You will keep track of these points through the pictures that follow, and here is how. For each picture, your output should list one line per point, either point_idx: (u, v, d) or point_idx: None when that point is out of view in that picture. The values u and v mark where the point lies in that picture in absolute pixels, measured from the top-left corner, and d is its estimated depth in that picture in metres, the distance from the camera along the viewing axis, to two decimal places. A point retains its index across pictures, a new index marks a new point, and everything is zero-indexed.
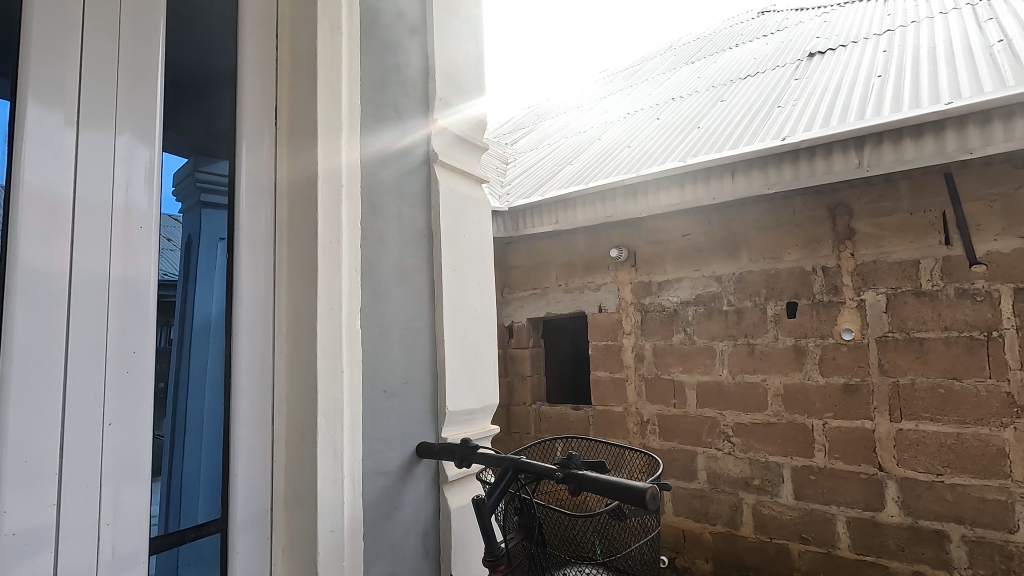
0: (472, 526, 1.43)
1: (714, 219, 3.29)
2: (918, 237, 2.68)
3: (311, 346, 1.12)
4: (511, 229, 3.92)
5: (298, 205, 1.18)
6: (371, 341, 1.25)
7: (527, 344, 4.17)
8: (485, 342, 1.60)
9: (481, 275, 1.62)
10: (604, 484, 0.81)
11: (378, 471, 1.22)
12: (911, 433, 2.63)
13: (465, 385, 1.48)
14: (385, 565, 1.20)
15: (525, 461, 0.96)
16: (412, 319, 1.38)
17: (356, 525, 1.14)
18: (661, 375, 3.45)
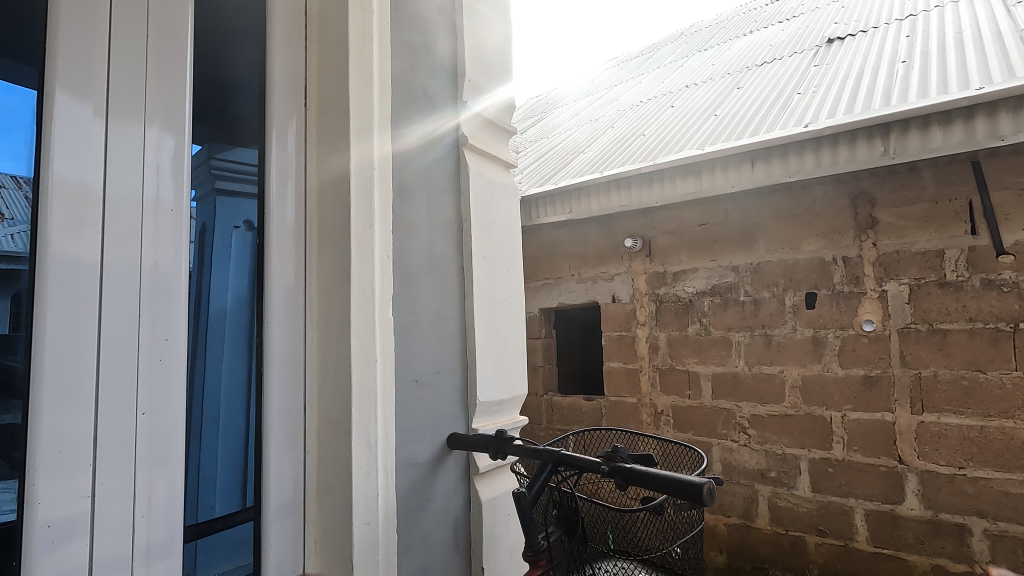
0: (500, 518, 1.41)
1: (731, 209, 3.24)
2: (942, 227, 2.63)
3: (344, 335, 1.09)
4: (524, 219, 3.89)
5: (330, 189, 1.15)
6: (403, 332, 1.23)
7: (539, 335, 4.15)
8: (512, 331, 1.57)
9: (507, 263, 1.58)
10: (658, 479, 0.80)
11: (410, 462, 1.20)
12: (933, 426, 2.60)
13: (493, 376, 1.46)
14: (417, 558, 1.19)
15: (567, 455, 0.96)
16: (443, 308, 1.35)
17: (390, 517, 1.12)
18: (675, 366, 3.42)
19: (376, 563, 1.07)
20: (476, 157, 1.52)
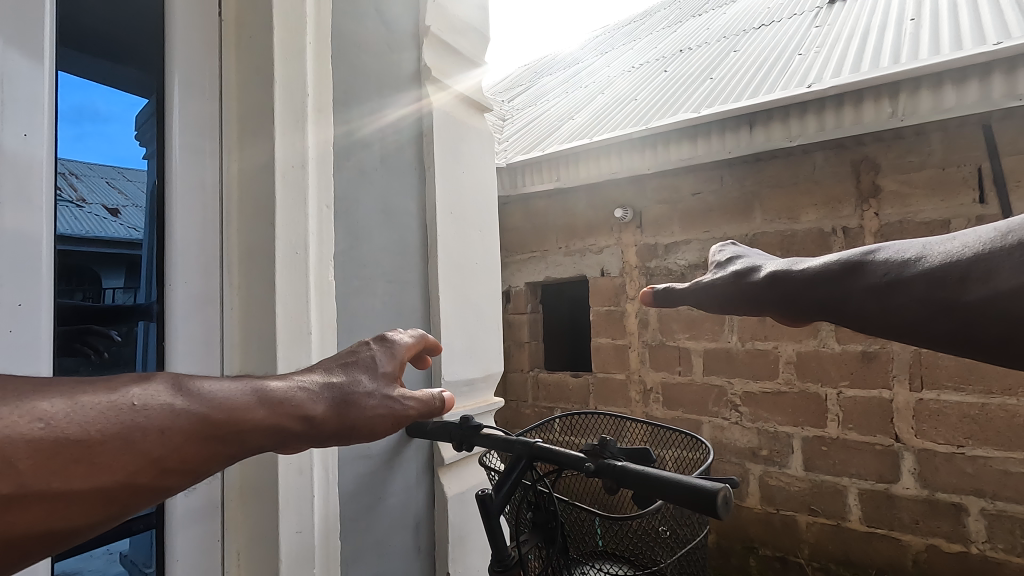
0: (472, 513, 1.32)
1: (727, 177, 3.08)
2: (949, 196, 2.48)
3: (267, 298, 1.03)
4: (509, 187, 3.71)
5: (251, 138, 1.06)
6: (350, 307, 1.19)
7: (524, 310, 4.00)
8: (485, 305, 1.53)
9: (475, 241, 1.52)
10: (652, 483, 0.69)
11: (358, 455, 1.10)
12: (932, 403, 2.50)
13: (462, 352, 1.44)
14: (364, 562, 1.08)
15: (544, 448, 0.83)
16: (394, 285, 1.31)
17: (331, 517, 1.01)
18: (665, 342, 3.29)
19: (313, 571, 0.96)
20: (442, 119, 1.45)
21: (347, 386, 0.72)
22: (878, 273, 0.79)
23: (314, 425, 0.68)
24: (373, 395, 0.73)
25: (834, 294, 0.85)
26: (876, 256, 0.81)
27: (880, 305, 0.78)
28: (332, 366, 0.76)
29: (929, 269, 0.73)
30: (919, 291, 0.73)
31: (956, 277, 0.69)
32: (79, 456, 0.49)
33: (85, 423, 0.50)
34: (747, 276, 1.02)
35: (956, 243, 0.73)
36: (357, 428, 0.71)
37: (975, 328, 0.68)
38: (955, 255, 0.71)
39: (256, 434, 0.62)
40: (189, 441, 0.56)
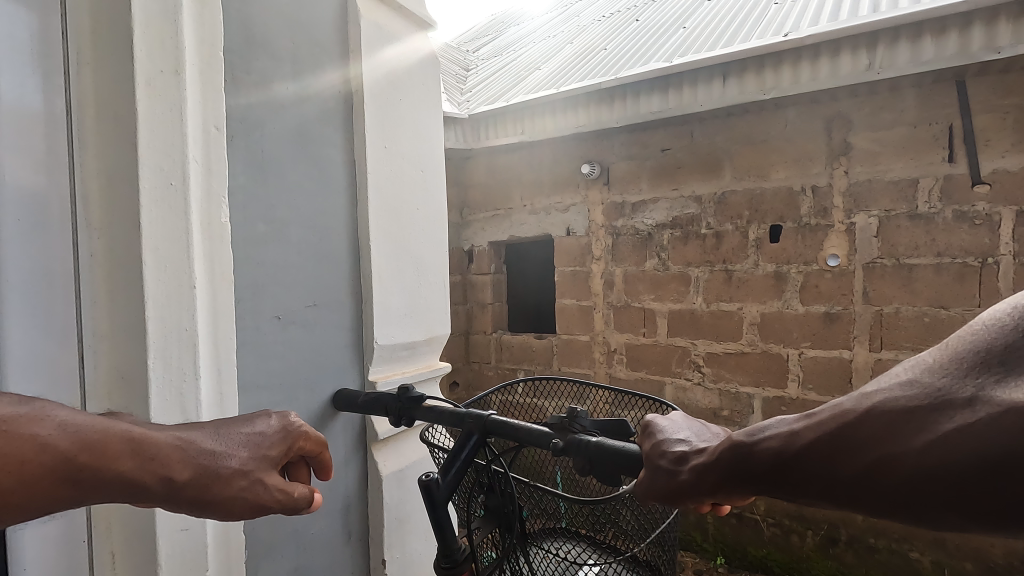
0: (410, 493, 1.40)
1: (698, 132, 2.96)
2: (919, 154, 2.43)
3: (134, 242, 0.85)
4: (472, 140, 3.52)
5: (111, 42, 0.85)
6: (256, 261, 1.06)
7: (488, 271, 3.87)
8: (428, 257, 1.44)
9: (414, 191, 1.40)
10: (616, 459, 0.76)
11: None
12: (890, 363, 2.51)
13: (401, 311, 1.34)
14: (277, 553, 1.10)
15: (499, 422, 0.88)
16: (312, 235, 1.17)
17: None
18: (630, 303, 3.23)
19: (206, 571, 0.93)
20: (373, 46, 1.30)
21: (222, 457, 0.70)
22: (769, 448, 0.59)
23: (174, 487, 0.64)
24: (244, 477, 0.71)
25: (738, 479, 0.62)
26: (761, 430, 0.62)
27: (785, 483, 0.58)
28: (216, 429, 0.73)
29: (822, 439, 0.55)
30: (814, 466, 0.55)
31: (852, 442, 0.53)
32: None
33: None
34: (657, 443, 0.72)
35: (843, 403, 0.57)
36: (212, 505, 0.68)
37: (883, 506, 0.52)
38: (845, 418, 0.55)
39: (111, 480, 0.59)
40: (44, 475, 0.54)
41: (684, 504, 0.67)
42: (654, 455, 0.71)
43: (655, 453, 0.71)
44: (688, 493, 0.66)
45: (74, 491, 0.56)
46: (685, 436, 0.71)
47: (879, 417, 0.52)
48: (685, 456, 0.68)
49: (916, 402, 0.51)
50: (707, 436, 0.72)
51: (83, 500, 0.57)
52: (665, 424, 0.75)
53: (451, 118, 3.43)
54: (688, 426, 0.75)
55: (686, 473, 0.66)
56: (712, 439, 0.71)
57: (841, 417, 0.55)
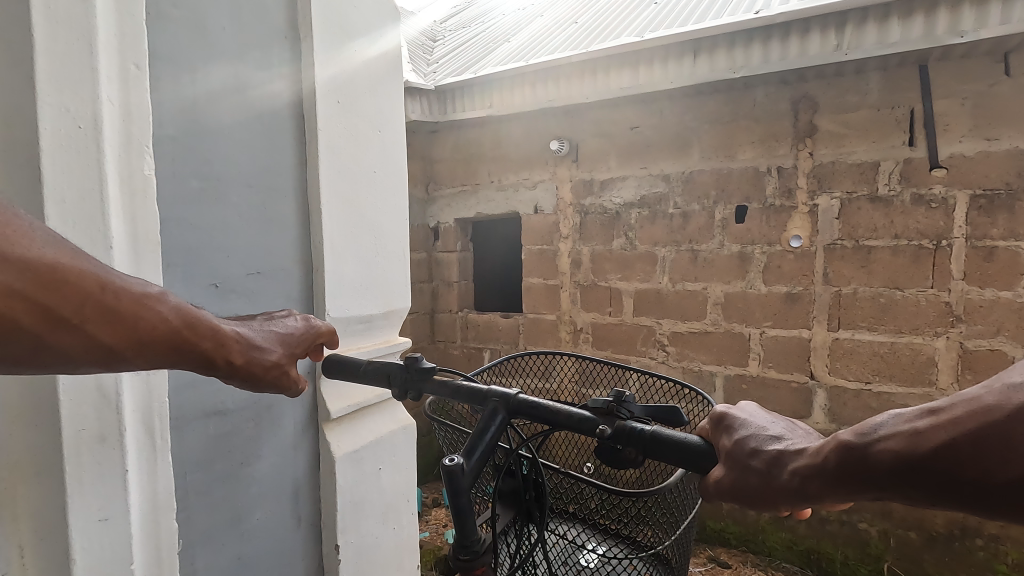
0: (365, 474, 1.38)
1: (668, 110, 2.94)
2: (881, 137, 2.47)
3: (39, 192, 0.78)
4: (438, 113, 3.42)
5: None
6: (187, 222, 0.99)
7: (454, 248, 3.80)
8: (388, 227, 1.37)
9: (371, 153, 1.32)
10: (674, 448, 0.75)
11: (211, 413, 1.08)
12: (846, 342, 2.58)
13: (356, 283, 1.28)
14: (216, 539, 1.10)
15: (528, 403, 0.86)
16: (253, 196, 1.11)
17: (161, 499, 0.95)
18: (597, 282, 3.22)
19: (132, 568, 0.90)
20: None
21: (265, 348, 0.85)
22: (889, 449, 0.60)
23: (231, 366, 0.79)
24: (277, 366, 0.87)
25: (855, 482, 0.62)
26: (874, 428, 0.62)
27: (912, 487, 0.58)
28: (258, 324, 0.88)
29: (957, 440, 0.56)
30: (956, 465, 0.56)
31: (996, 445, 0.54)
32: (98, 310, 0.63)
33: (111, 295, 0.64)
34: (739, 439, 0.72)
35: (970, 400, 0.57)
36: (253, 383, 0.84)
37: None
38: (983, 420, 0.55)
39: (195, 353, 0.74)
40: (162, 338, 0.69)
41: (781, 507, 0.67)
42: (741, 455, 0.70)
43: (741, 451, 0.71)
44: (795, 497, 0.65)
45: (173, 356, 0.72)
46: (769, 432, 0.71)
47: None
48: (779, 458, 0.67)
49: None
50: (792, 432, 0.72)
51: (174, 362, 0.73)
52: (742, 418, 0.75)
53: (417, 89, 3.31)
54: (764, 419, 0.75)
55: (788, 475, 0.65)
56: (798, 435, 0.71)
57: (975, 418, 0.55)
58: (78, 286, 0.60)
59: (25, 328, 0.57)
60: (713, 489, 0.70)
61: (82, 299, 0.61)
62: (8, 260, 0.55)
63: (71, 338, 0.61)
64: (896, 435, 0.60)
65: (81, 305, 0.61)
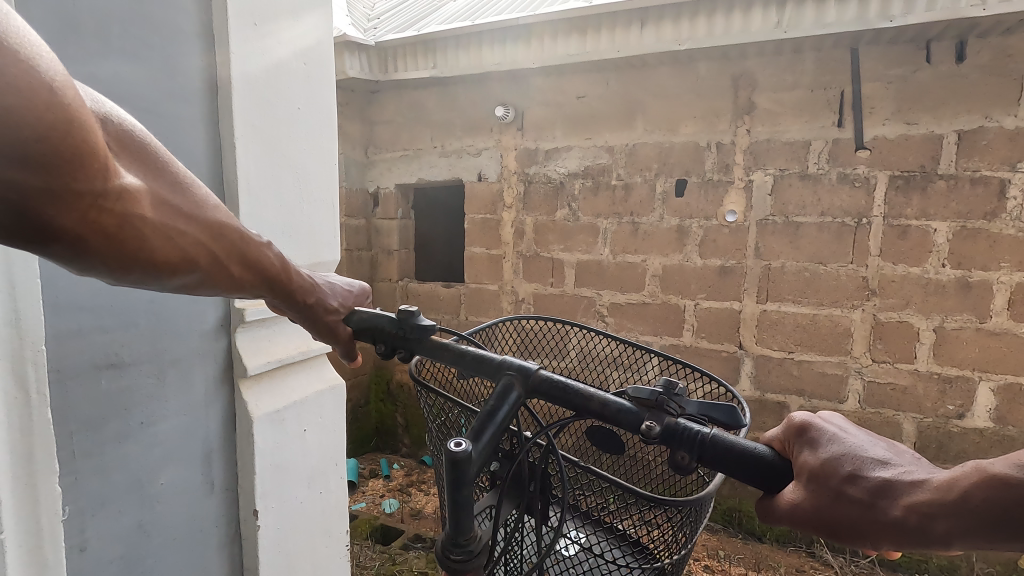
0: (289, 437, 1.34)
1: (613, 81, 2.93)
2: (813, 117, 2.56)
3: None
4: (379, 72, 3.28)
5: None
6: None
7: (394, 216, 3.68)
8: (312, 165, 1.35)
9: (295, 87, 1.29)
10: (739, 456, 0.70)
11: (107, 366, 0.99)
12: (773, 314, 2.71)
13: (276, 222, 1.26)
14: (113, 505, 1.02)
15: (548, 381, 0.80)
16: (152, 123, 1.04)
17: (35, 458, 0.86)
18: (540, 253, 3.21)
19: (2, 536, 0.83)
20: None
21: (332, 295, 0.96)
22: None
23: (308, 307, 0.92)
24: (338, 313, 0.96)
25: (1004, 526, 0.57)
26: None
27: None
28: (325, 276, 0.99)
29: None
30: None
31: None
32: (237, 256, 0.80)
33: (243, 243, 0.81)
34: (842, 462, 0.64)
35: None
36: (319, 329, 0.95)
37: None
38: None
39: (286, 293, 0.88)
40: (269, 279, 0.85)
41: (886, 542, 0.61)
42: (844, 483, 0.63)
43: (835, 475, 0.64)
44: (912, 536, 0.59)
45: (269, 294, 0.87)
46: (872, 455, 0.65)
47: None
48: (893, 485, 0.61)
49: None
50: (898, 456, 0.66)
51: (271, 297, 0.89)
52: (830, 432, 0.68)
53: (356, 44, 3.15)
54: (853, 432, 0.69)
55: (907, 509, 0.60)
56: (906, 461, 0.65)
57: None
58: (225, 234, 0.78)
59: (196, 265, 0.75)
60: (790, 512, 0.65)
61: (227, 244, 0.78)
62: (188, 214, 0.73)
63: (219, 275, 0.78)
64: None
65: (226, 249, 0.78)
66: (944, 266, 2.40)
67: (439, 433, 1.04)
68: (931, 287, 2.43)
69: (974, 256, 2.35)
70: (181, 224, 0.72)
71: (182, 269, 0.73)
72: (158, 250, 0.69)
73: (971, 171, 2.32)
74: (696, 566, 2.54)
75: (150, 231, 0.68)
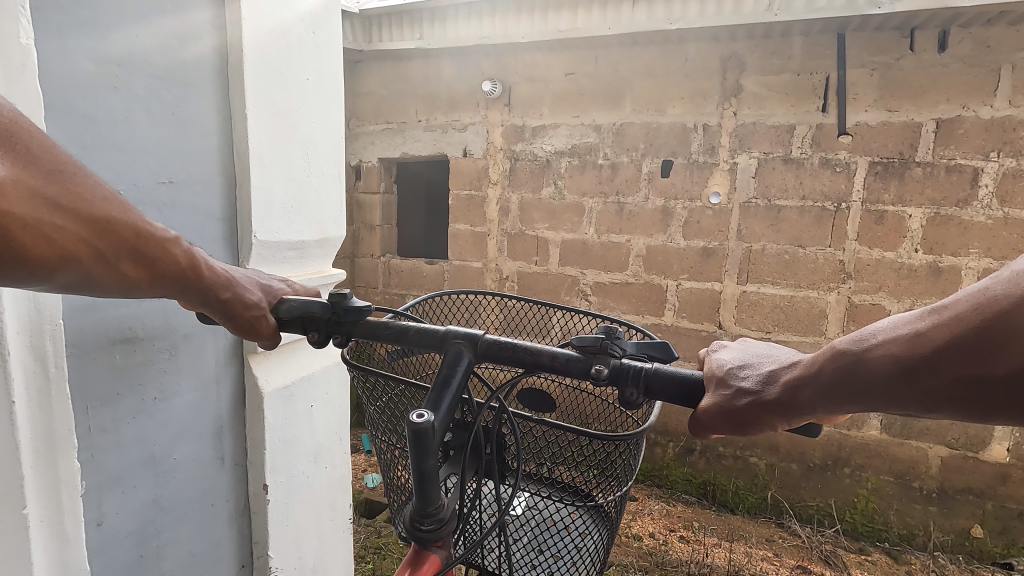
0: (297, 412, 1.36)
1: (602, 59, 2.91)
2: (798, 101, 2.59)
3: None
4: (363, 42, 3.21)
5: None
6: (80, 110, 0.90)
7: (376, 190, 3.62)
8: (319, 138, 1.35)
9: (304, 57, 1.29)
10: (675, 384, 0.77)
11: (125, 340, 1.00)
12: (753, 295, 2.77)
13: (284, 197, 1.27)
14: (127, 481, 1.04)
15: (496, 345, 0.82)
16: (164, 90, 1.04)
17: (58, 438, 0.89)
18: (525, 231, 3.21)
19: (26, 512, 0.85)
20: None
21: (249, 290, 0.93)
22: (885, 355, 0.64)
23: (222, 303, 0.88)
24: (259, 307, 0.93)
25: (847, 388, 0.66)
26: (870, 337, 0.67)
27: (906, 393, 0.62)
28: (244, 275, 0.95)
29: (948, 342, 0.59)
30: (940, 362, 0.60)
31: (993, 342, 0.57)
32: (136, 252, 0.74)
33: (143, 238, 0.75)
34: (726, 373, 0.77)
35: (970, 297, 0.60)
36: (238, 325, 0.91)
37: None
38: (979, 315, 0.58)
39: (194, 289, 0.84)
40: (172, 276, 0.80)
41: (774, 423, 0.72)
42: (736, 379, 0.75)
43: (721, 383, 0.76)
44: (788, 410, 0.71)
45: (176, 290, 0.82)
46: (751, 367, 0.77)
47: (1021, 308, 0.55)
48: (772, 374, 0.73)
49: None
50: (767, 357, 0.78)
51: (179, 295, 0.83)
52: (727, 360, 0.80)
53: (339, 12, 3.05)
54: (750, 353, 0.80)
55: (779, 389, 0.71)
56: (777, 359, 0.76)
57: (973, 312, 0.58)
58: (118, 228, 0.71)
59: (79, 263, 0.68)
60: (699, 419, 0.75)
61: (118, 241, 0.72)
62: (70, 208, 0.65)
63: (109, 275, 0.72)
64: (879, 346, 0.65)
65: (117, 246, 0.72)
66: (916, 251, 2.48)
67: (382, 414, 1.02)
68: (903, 271, 2.52)
69: (945, 242, 2.44)
70: (61, 219, 0.64)
71: (63, 268, 0.66)
72: (31, 247, 0.62)
73: (946, 160, 2.40)
74: (672, 536, 2.63)
75: (20, 229, 0.60)
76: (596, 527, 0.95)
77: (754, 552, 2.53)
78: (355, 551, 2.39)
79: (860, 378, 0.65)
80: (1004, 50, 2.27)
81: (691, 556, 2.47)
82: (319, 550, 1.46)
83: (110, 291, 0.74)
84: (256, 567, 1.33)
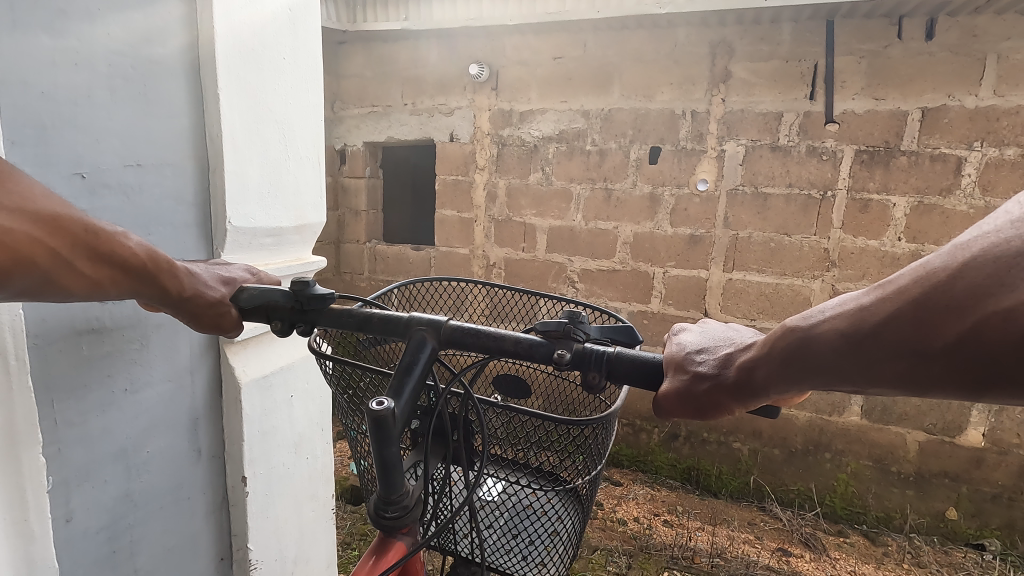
0: (276, 403, 1.35)
1: (591, 43, 2.88)
2: (786, 88, 2.58)
3: None
4: (347, 22, 3.13)
5: None
6: (38, 88, 0.86)
7: (362, 174, 3.56)
8: (296, 122, 1.33)
9: (280, 37, 1.26)
10: (642, 373, 0.77)
11: (88, 333, 0.97)
12: (738, 283, 2.78)
13: (260, 181, 1.24)
14: (95, 477, 1.01)
15: (461, 331, 0.81)
16: (128, 67, 0.99)
17: (19, 434, 0.86)
18: (512, 218, 3.18)
19: None
20: None
21: (212, 285, 0.90)
22: (830, 330, 0.64)
23: (184, 299, 0.86)
24: (223, 302, 0.91)
25: (796, 366, 0.66)
26: (819, 316, 0.67)
27: (852, 370, 0.62)
28: (207, 268, 0.93)
29: (887, 316, 0.59)
30: (880, 338, 0.60)
31: (928, 316, 0.57)
32: (90, 250, 0.73)
33: (94, 235, 0.74)
34: (685, 357, 0.76)
35: (910, 273, 0.60)
36: (201, 321, 0.89)
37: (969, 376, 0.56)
38: (915, 289, 0.58)
39: (156, 285, 0.82)
40: (130, 272, 0.79)
41: (730, 407, 0.72)
42: (693, 362, 0.75)
43: (680, 365, 0.76)
44: (744, 390, 0.70)
45: (135, 288, 0.81)
46: (710, 350, 0.76)
47: (955, 281, 0.55)
48: (728, 357, 0.73)
49: (992, 257, 0.53)
50: (728, 338, 0.78)
51: (141, 291, 0.82)
52: (686, 343, 0.79)
53: None
54: (710, 336, 0.80)
55: (734, 370, 0.71)
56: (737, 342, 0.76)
57: (910, 287, 0.58)
58: (67, 227, 0.70)
59: (37, 265, 0.68)
60: (659, 399, 0.74)
61: (71, 240, 0.71)
62: (17, 209, 0.65)
63: (69, 276, 0.72)
64: (826, 323, 0.65)
65: (71, 245, 0.71)
66: (900, 240, 2.51)
67: (350, 403, 1.01)
68: (886, 260, 2.54)
69: (928, 231, 2.46)
70: (10, 220, 0.64)
71: (19, 271, 0.66)
72: None
73: (931, 149, 2.41)
74: (655, 521, 2.66)
75: None
76: (570, 509, 0.95)
77: (735, 535, 2.57)
78: (340, 538, 2.39)
79: (811, 356, 0.65)
80: (990, 39, 2.28)
81: (674, 540, 2.50)
82: (298, 539, 1.45)
83: (72, 291, 0.73)
84: (235, 560, 1.33)
